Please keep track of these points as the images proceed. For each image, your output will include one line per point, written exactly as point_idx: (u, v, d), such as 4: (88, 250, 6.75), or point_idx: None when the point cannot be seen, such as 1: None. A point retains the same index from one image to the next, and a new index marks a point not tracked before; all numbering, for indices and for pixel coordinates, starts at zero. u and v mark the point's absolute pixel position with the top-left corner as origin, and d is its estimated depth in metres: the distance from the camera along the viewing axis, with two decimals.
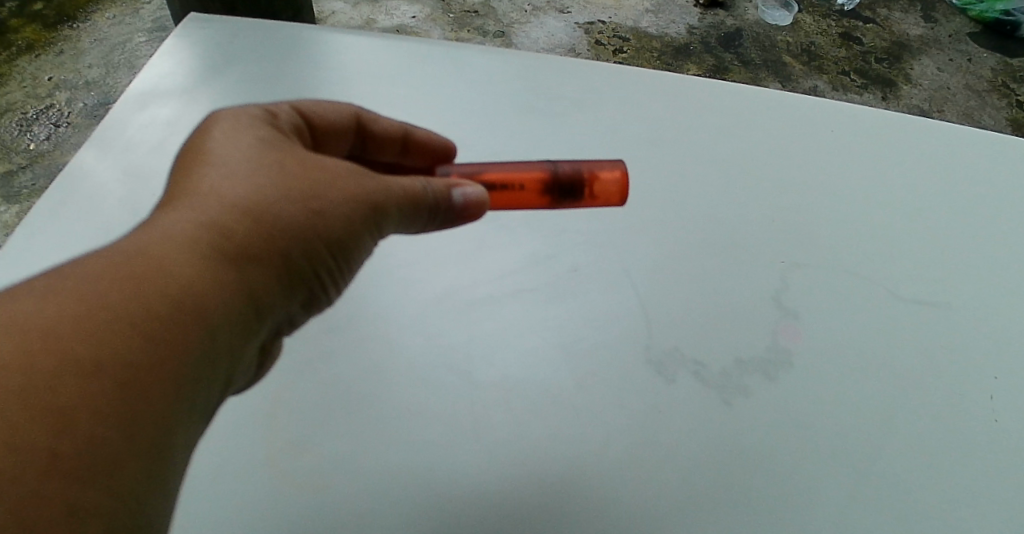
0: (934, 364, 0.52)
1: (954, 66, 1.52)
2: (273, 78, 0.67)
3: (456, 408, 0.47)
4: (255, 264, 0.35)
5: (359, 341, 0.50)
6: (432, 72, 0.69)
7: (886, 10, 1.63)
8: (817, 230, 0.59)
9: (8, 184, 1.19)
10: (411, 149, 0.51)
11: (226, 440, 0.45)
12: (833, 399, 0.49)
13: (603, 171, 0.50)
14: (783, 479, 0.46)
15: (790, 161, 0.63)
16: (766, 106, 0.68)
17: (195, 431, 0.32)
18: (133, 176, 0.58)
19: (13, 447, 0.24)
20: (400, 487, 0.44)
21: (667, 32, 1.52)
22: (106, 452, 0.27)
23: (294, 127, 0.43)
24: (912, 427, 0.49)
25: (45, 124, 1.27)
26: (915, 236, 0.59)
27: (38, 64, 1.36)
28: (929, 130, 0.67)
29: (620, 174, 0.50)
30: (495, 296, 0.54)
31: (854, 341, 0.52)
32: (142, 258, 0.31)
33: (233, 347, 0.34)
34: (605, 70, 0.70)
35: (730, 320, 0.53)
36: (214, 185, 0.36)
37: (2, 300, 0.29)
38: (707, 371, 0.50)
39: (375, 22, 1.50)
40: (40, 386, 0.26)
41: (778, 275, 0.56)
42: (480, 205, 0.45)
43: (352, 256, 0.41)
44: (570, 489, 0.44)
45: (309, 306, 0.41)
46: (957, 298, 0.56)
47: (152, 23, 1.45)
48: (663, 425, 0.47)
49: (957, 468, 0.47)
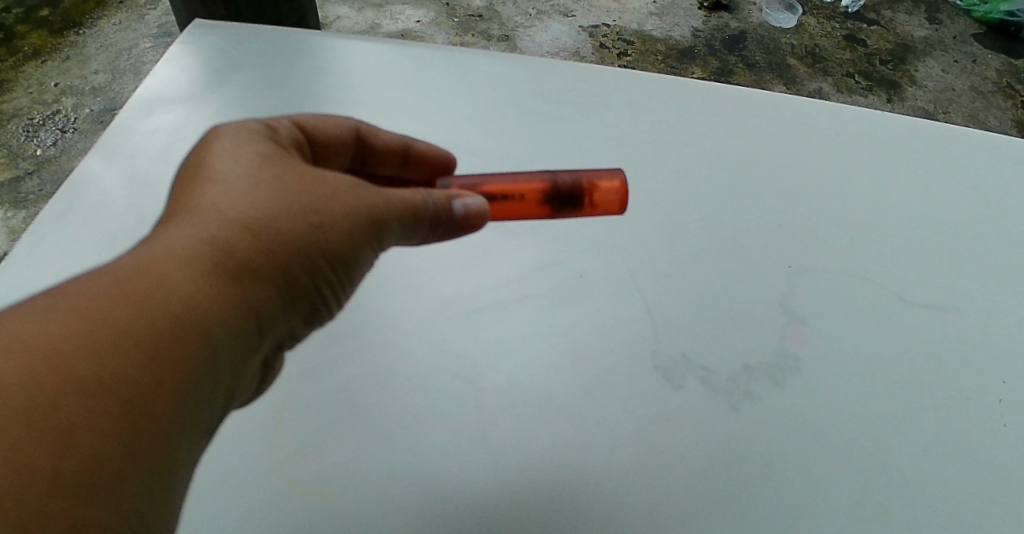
0: (942, 368, 0.51)
1: (959, 68, 1.52)
2: (279, 84, 0.67)
3: (463, 415, 0.47)
4: (256, 279, 0.35)
5: (365, 349, 0.50)
6: (438, 77, 0.69)
7: (891, 12, 1.63)
8: (824, 234, 0.58)
9: (15, 189, 1.19)
10: (411, 161, 0.51)
11: (233, 449, 0.45)
12: (841, 405, 0.49)
13: (603, 180, 0.50)
14: (792, 486, 0.45)
15: (796, 165, 0.63)
16: (771, 111, 0.67)
17: (198, 446, 0.32)
18: (139, 183, 0.58)
19: (15, 465, 0.24)
20: (407, 494, 0.44)
21: (671, 36, 1.52)
22: (107, 470, 0.26)
23: (294, 140, 0.43)
24: (921, 433, 0.48)
25: (52, 130, 1.27)
26: (922, 240, 0.59)
27: (44, 70, 1.36)
28: (935, 133, 0.66)
29: (620, 183, 0.50)
30: (500, 303, 0.54)
31: (862, 346, 0.52)
32: (143, 274, 0.31)
33: (235, 363, 0.34)
34: (610, 75, 0.70)
35: (737, 326, 0.53)
36: (214, 200, 0.36)
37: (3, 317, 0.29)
38: (714, 377, 0.50)
39: (380, 26, 1.50)
40: (41, 404, 0.26)
41: (785, 280, 0.55)
42: (480, 216, 0.44)
43: (353, 268, 0.40)
44: (577, 495, 0.44)
45: (310, 319, 0.41)
46: (965, 303, 0.55)
47: (158, 29, 1.46)
48: (670, 432, 0.47)
49: (968, 474, 0.47)
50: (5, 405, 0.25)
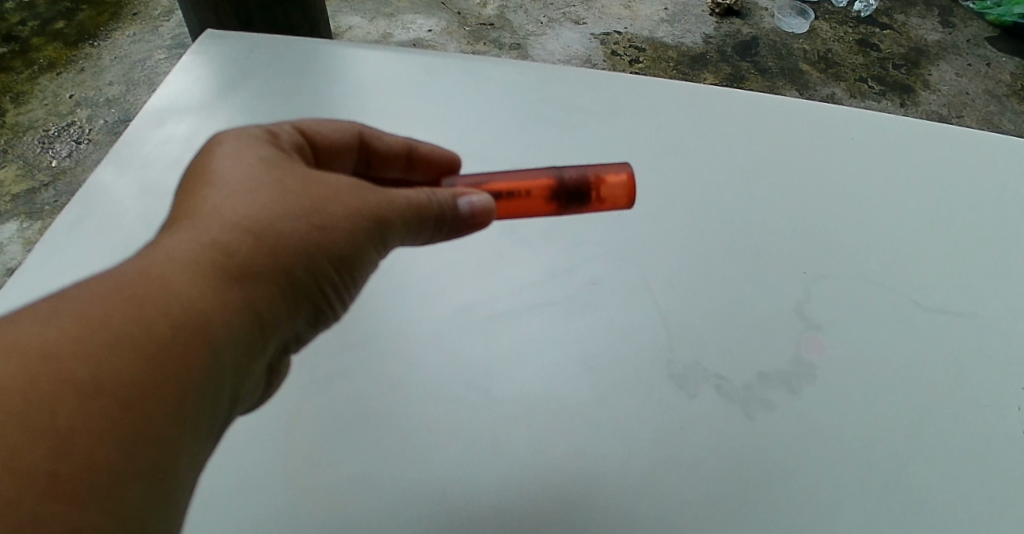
0: (962, 375, 0.50)
1: (973, 71, 1.50)
2: (290, 92, 0.68)
3: (474, 423, 0.47)
4: (259, 281, 0.35)
5: (376, 357, 0.50)
6: (447, 85, 0.69)
7: (903, 16, 1.61)
8: (840, 240, 0.58)
9: (31, 200, 1.20)
10: (416, 164, 0.50)
11: (241, 458, 0.45)
12: (861, 414, 0.48)
13: (609, 175, 0.49)
14: (810, 495, 0.44)
15: (811, 170, 0.62)
16: (785, 115, 0.67)
17: (202, 451, 0.32)
18: (150, 193, 0.58)
19: (14, 469, 0.24)
20: (417, 504, 0.43)
21: (683, 42, 1.52)
22: (107, 473, 0.26)
23: (296, 145, 0.43)
24: (941, 441, 0.47)
25: (67, 140, 1.29)
26: (939, 244, 0.58)
27: (60, 82, 1.38)
28: (950, 136, 0.65)
29: (627, 177, 0.49)
30: (512, 310, 0.53)
31: (879, 353, 0.51)
32: (144, 278, 0.31)
33: (238, 366, 0.34)
34: (620, 81, 0.69)
35: (752, 332, 0.52)
36: (216, 205, 0.35)
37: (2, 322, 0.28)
38: (730, 385, 0.49)
39: (392, 36, 1.51)
40: (41, 408, 0.25)
41: (801, 287, 0.54)
42: (486, 214, 0.44)
43: (358, 270, 0.40)
44: (589, 504, 0.43)
45: (315, 321, 0.41)
46: (986, 309, 0.54)
47: (172, 40, 1.48)
48: (685, 440, 0.46)
49: (991, 483, 0.46)
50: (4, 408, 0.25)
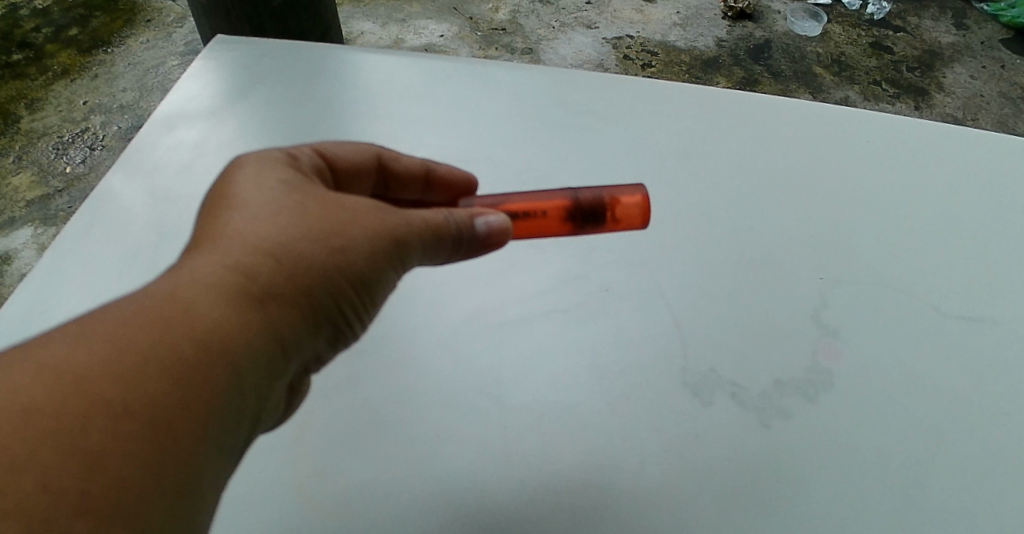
0: (984, 381, 0.49)
1: (987, 74, 1.48)
2: (302, 96, 0.68)
3: (487, 431, 0.46)
4: (279, 303, 0.34)
5: (387, 365, 0.50)
6: (459, 89, 0.68)
7: (916, 19, 1.60)
8: (857, 245, 0.57)
9: (45, 207, 1.21)
10: (433, 185, 0.50)
11: (252, 467, 0.45)
12: (880, 422, 0.47)
13: (625, 195, 0.48)
14: (827, 505, 0.43)
15: (826, 173, 0.61)
16: (800, 117, 0.66)
17: (225, 471, 0.32)
18: (160, 199, 0.58)
19: (48, 489, 0.24)
20: (427, 512, 0.42)
21: (695, 45, 1.51)
22: (134, 495, 0.26)
23: (315, 168, 0.43)
24: (961, 449, 0.46)
25: (81, 147, 1.30)
26: (959, 248, 0.57)
27: (75, 89, 1.39)
28: (970, 140, 0.64)
29: (642, 198, 0.48)
30: (525, 318, 0.52)
31: (899, 361, 0.50)
32: (169, 300, 0.31)
33: (260, 387, 0.34)
34: (632, 85, 0.69)
35: (768, 339, 0.51)
36: (239, 228, 0.35)
37: (31, 343, 0.28)
38: (745, 393, 0.48)
39: (404, 42, 1.51)
40: (71, 428, 0.25)
41: (818, 292, 0.54)
42: (503, 234, 0.43)
43: (377, 290, 0.40)
44: (602, 513, 0.43)
45: (335, 343, 0.40)
46: (1008, 315, 0.53)
47: (184, 47, 1.49)
48: (700, 450, 0.45)
49: (1015, 492, 0.44)
50: (39, 428, 0.25)
